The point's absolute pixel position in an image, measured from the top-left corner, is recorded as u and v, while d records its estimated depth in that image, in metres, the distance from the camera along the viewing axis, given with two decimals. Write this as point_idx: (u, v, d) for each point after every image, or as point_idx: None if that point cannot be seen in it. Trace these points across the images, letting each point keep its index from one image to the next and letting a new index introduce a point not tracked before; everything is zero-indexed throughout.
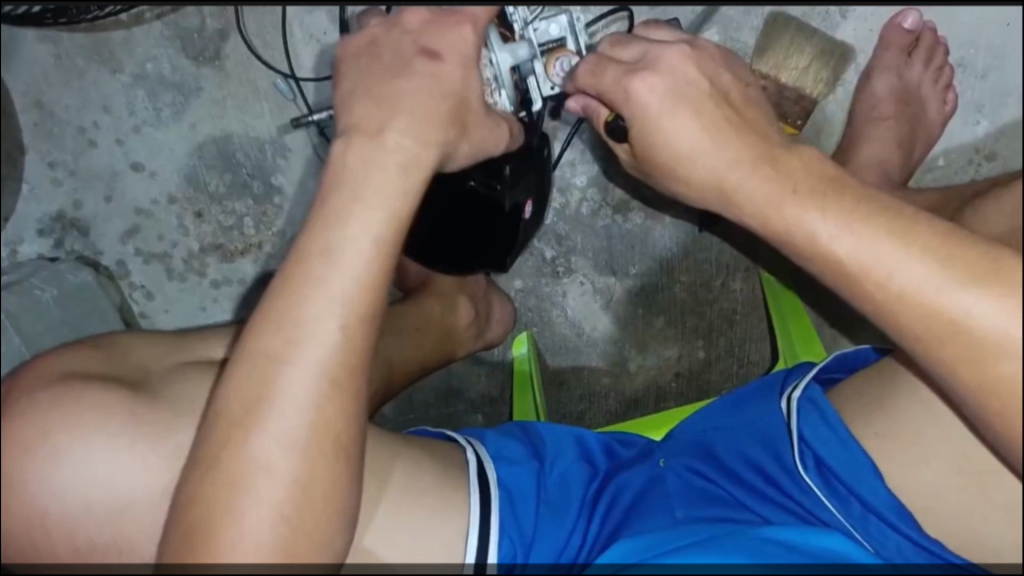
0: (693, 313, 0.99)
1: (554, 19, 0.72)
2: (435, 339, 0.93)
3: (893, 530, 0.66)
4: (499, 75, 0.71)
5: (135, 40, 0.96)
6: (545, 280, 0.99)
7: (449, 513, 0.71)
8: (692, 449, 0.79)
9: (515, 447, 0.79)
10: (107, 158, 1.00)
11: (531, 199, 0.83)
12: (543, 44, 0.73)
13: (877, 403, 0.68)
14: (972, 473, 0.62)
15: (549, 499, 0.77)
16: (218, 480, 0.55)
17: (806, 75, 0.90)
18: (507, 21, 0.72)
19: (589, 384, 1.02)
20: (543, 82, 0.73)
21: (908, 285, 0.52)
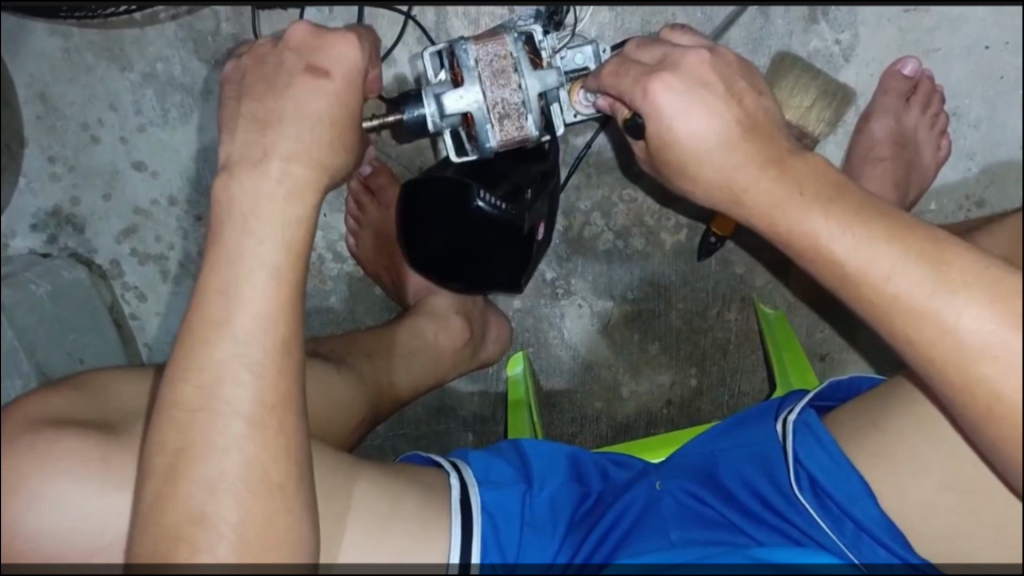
0: (688, 341, 1.00)
1: (579, 50, 0.78)
2: (427, 363, 0.92)
3: (882, 547, 0.68)
4: (527, 100, 0.73)
5: (148, 40, 0.95)
6: (543, 301, 1.00)
7: (431, 539, 0.72)
8: (685, 472, 0.79)
9: (503, 470, 0.79)
10: (109, 156, 0.99)
11: (542, 221, 0.88)
12: (568, 73, 0.78)
13: (871, 424, 0.70)
14: (963, 491, 0.65)
15: (536, 520, 0.76)
16: (233, 477, 0.54)
17: (808, 114, 0.93)
18: (536, 50, 0.77)
19: (581, 407, 1.02)
20: (566, 109, 0.78)
21: (904, 290, 0.56)
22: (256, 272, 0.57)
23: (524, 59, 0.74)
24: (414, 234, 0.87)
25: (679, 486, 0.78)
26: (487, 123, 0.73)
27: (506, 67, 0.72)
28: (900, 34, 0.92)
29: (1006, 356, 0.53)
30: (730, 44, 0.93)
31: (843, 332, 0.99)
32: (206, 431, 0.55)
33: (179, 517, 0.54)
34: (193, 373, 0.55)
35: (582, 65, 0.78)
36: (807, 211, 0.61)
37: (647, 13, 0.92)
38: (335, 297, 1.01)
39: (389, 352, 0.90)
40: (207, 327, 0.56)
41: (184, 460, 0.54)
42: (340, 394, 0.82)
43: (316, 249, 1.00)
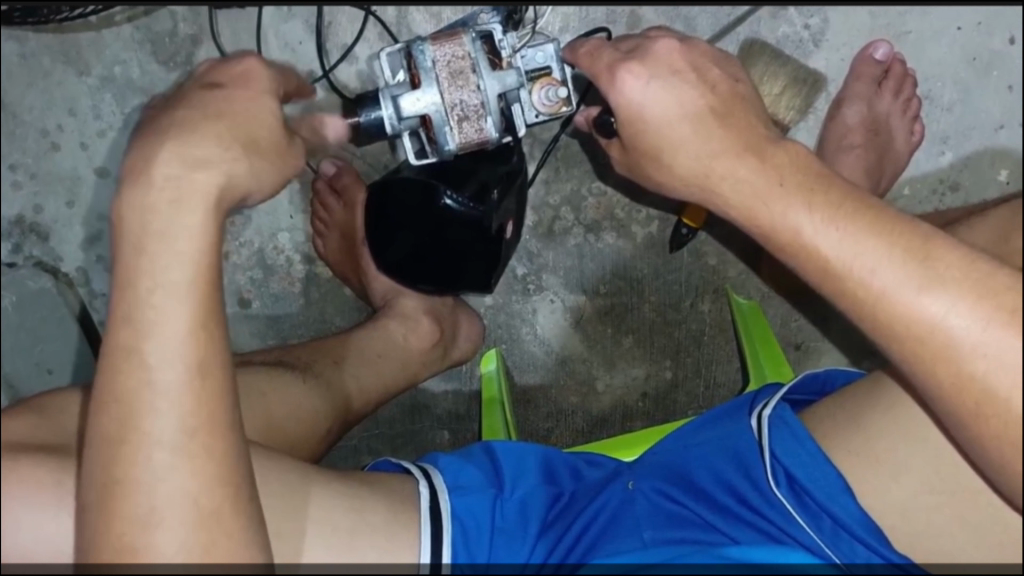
0: (662, 333, 0.99)
1: (540, 49, 0.75)
2: (396, 366, 0.91)
3: (859, 543, 0.66)
4: (486, 101, 0.71)
5: (104, 43, 0.94)
6: (515, 296, 0.99)
7: (401, 548, 0.70)
8: (660, 471, 0.75)
9: (471, 473, 0.76)
10: (71, 161, 0.97)
11: (510, 219, 0.85)
12: (530, 72, 0.75)
13: (850, 422, 0.67)
14: (945, 493, 0.62)
15: (505, 525, 0.74)
16: (179, 502, 0.54)
17: (779, 101, 0.91)
18: (496, 49, 0.74)
19: (557, 402, 1.02)
20: (527, 109, 0.75)
21: (888, 289, 0.54)
22: (199, 289, 0.55)
23: (483, 59, 0.71)
24: (379, 234, 0.86)
25: (652, 486, 0.74)
26: (445, 125, 0.70)
27: (464, 68, 0.70)
28: (872, 17, 0.90)
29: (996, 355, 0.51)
30: (694, 31, 0.90)
31: (818, 321, 0.98)
32: (152, 451, 0.54)
33: (129, 542, 0.53)
34: (135, 391, 0.54)
35: (543, 64, 0.75)
36: (789, 205, 0.59)
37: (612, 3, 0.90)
38: (305, 298, 1.00)
39: (356, 359, 0.89)
40: (138, 352, 0.54)
41: (132, 484, 0.54)
42: (306, 406, 0.81)
43: (285, 250, 0.99)
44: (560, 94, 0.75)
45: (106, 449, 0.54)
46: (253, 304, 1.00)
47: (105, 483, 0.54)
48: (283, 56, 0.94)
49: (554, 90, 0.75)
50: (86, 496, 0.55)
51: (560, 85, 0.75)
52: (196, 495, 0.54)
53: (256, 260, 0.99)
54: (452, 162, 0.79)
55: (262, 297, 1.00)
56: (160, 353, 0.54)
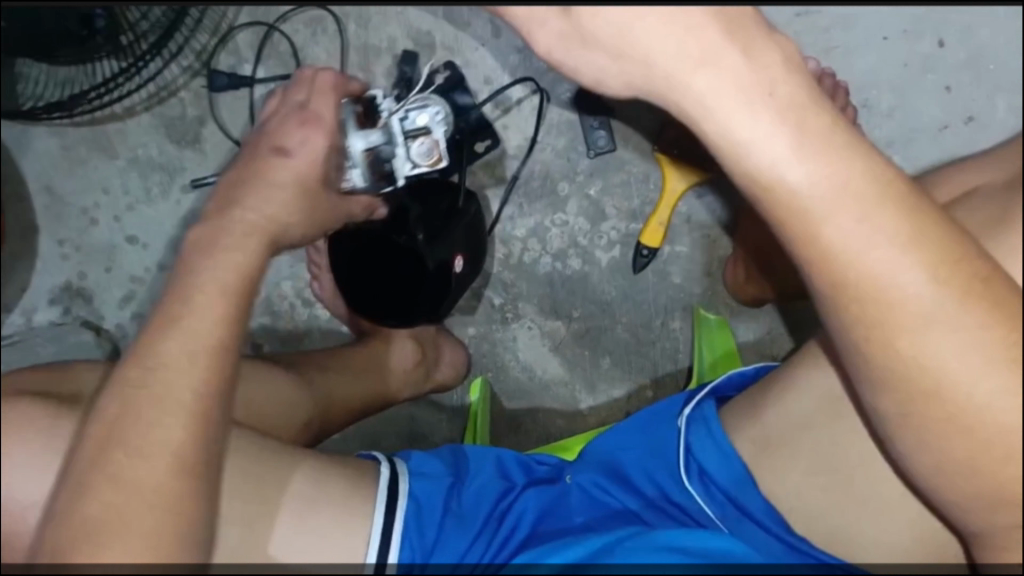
0: (637, 352, 1.04)
1: (421, 111, 0.84)
2: (378, 378, 0.97)
3: (759, 528, 0.71)
4: (353, 156, 0.78)
5: (129, 130, 1.09)
6: (495, 325, 1.06)
7: (353, 521, 0.74)
8: (601, 467, 0.81)
9: (435, 463, 0.81)
10: (106, 233, 1.11)
11: (459, 253, 0.93)
12: (408, 132, 0.83)
13: (755, 412, 0.73)
14: (829, 473, 0.67)
15: (460, 508, 0.78)
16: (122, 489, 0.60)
17: None
18: (369, 108, 0.80)
19: (545, 426, 1.06)
20: (404, 162, 0.83)
21: (847, 242, 0.49)
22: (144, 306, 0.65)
23: (353, 119, 0.78)
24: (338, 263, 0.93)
25: (587, 479, 0.80)
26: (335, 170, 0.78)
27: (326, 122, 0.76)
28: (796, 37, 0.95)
29: (948, 336, 0.49)
30: None
31: (790, 332, 1.01)
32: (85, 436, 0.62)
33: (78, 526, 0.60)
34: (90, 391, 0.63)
35: (422, 123, 0.84)
36: (744, 104, 0.51)
37: None
38: (309, 339, 1.10)
39: (340, 366, 0.95)
40: None
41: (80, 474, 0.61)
42: (287, 395, 0.86)
43: (287, 298, 1.10)
44: (434, 151, 0.84)
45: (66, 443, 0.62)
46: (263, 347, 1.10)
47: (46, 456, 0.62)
48: None
49: (429, 147, 0.84)
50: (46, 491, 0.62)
51: (435, 143, 0.84)
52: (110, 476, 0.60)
53: (264, 311, 1.10)
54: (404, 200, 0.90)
55: (272, 343, 1.10)
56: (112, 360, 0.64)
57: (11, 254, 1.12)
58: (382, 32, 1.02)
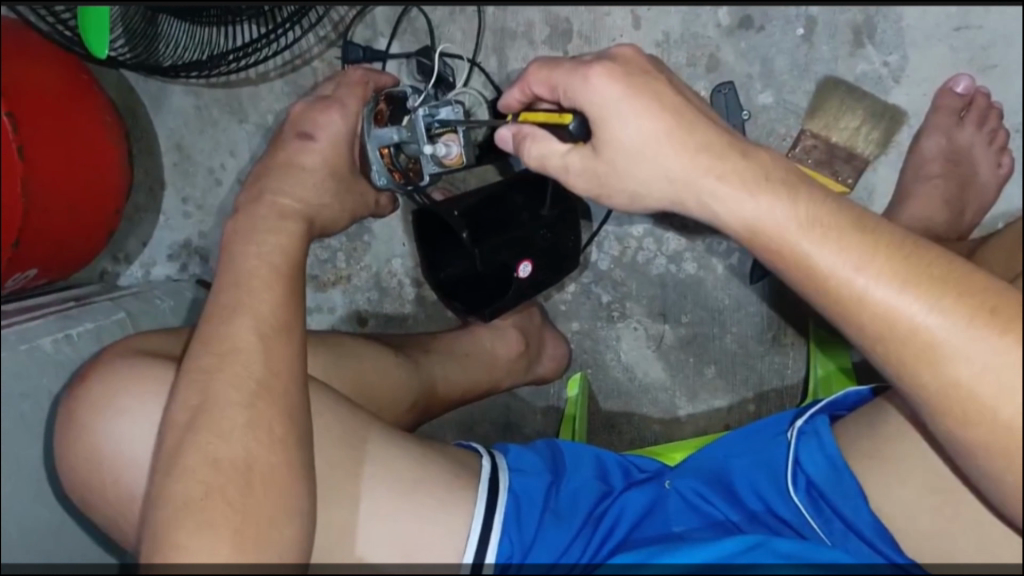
0: (743, 365, 1.01)
1: (440, 108, 0.77)
2: (481, 368, 0.96)
3: (870, 548, 0.68)
4: (371, 152, 0.79)
5: (260, 95, 1.12)
6: (600, 323, 1.04)
7: (456, 507, 0.74)
8: (700, 474, 0.79)
9: (532, 459, 0.80)
10: (229, 195, 1.15)
11: (528, 259, 0.88)
12: (432, 130, 0.77)
13: (866, 425, 0.69)
14: (938, 494, 0.64)
15: (557, 507, 0.78)
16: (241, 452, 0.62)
17: (857, 135, 0.94)
18: (402, 105, 0.79)
19: (639, 429, 1.05)
20: (428, 160, 0.78)
21: (873, 292, 0.52)
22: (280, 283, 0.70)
23: (371, 115, 0.78)
24: (425, 253, 0.92)
25: (687, 485, 0.78)
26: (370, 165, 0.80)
27: (386, 117, 0.79)
28: (953, 52, 0.91)
29: (983, 361, 0.49)
30: (774, 74, 0.95)
31: None
32: (225, 411, 0.63)
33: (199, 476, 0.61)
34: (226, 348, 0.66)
35: (449, 118, 0.77)
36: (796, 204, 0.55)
37: (692, 48, 0.97)
38: (413, 317, 1.12)
39: (445, 351, 0.95)
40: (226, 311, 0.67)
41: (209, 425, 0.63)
42: (398, 374, 0.87)
43: (397, 275, 1.11)
44: (451, 150, 0.77)
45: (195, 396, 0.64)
46: (368, 320, 1.12)
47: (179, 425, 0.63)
48: None
49: (448, 145, 0.77)
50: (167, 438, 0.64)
51: (460, 143, 0.77)
52: (256, 452, 0.62)
53: (371, 283, 1.12)
54: (497, 192, 0.85)
55: (376, 317, 1.12)
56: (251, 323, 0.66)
57: (139, 207, 1.17)
58: (519, 16, 1.02)
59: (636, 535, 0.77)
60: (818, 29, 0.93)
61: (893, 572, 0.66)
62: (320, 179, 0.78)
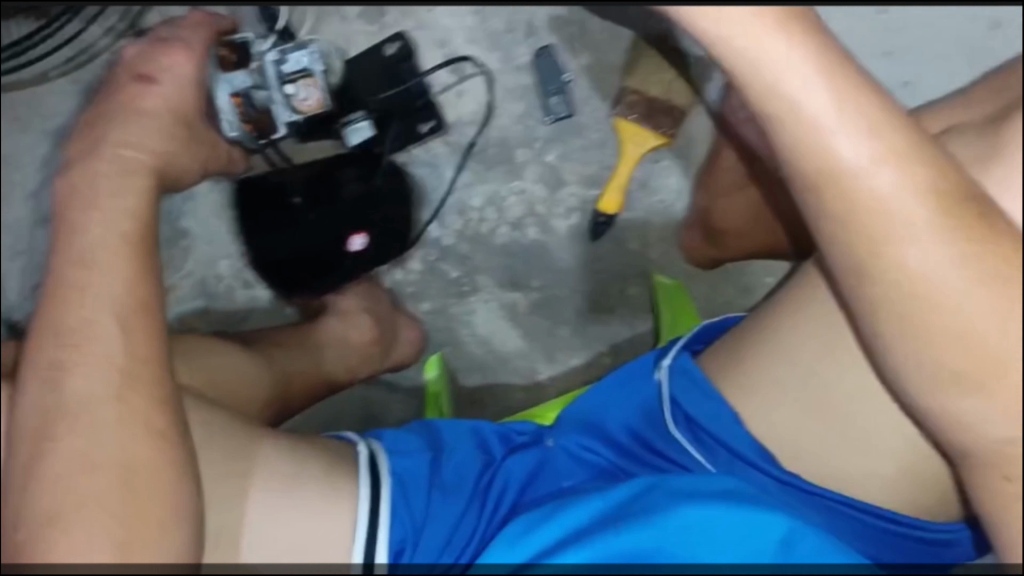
0: (597, 320, 1.02)
1: (294, 56, 0.82)
2: (334, 357, 0.91)
3: (756, 469, 0.68)
4: (219, 103, 0.79)
5: (41, 99, 1.00)
6: (452, 299, 1.02)
7: (338, 501, 0.68)
8: (579, 427, 0.76)
9: (410, 439, 0.74)
10: (15, 215, 1.01)
11: (361, 232, 0.96)
12: (286, 75, 0.82)
13: (736, 357, 0.69)
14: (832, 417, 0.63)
15: (443, 483, 0.72)
16: (98, 467, 0.57)
17: (672, 88, 0.96)
18: (244, 53, 0.82)
19: (504, 401, 1.02)
20: (284, 109, 0.82)
21: (823, 131, 0.49)
22: (132, 281, 0.62)
23: (217, 63, 0.79)
24: (261, 229, 0.99)
25: (572, 442, 0.75)
26: (222, 118, 0.79)
27: (232, 62, 0.81)
28: None
29: (913, 234, 0.48)
30: (589, 33, 0.97)
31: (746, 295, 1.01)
32: (87, 420, 0.58)
33: (54, 500, 0.57)
34: (75, 357, 0.59)
35: (302, 66, 0.82)
36: None
37: (509, 16, 0.98)
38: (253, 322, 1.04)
39: (294, 343, 0.89)
40: (74, 299, 0.61)
41: (58, 442, 0.58)
42: (248, 372, 0.80)
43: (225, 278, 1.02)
44: (312, 96, 0.83)
45: (41, 417, 0.59)
46: (197, 331, 1.01)
47: (37, 418, 0.59)
48: None
49: (308, 91, 0.83)
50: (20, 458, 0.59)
51: (319, 88, 0.83)
52: (118, 466, 0.58)
53: (197, 292, 1.02)
54: (323, 170, 0.96)
55: (206, 327, 1.01)
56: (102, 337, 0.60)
57: None
58: None
59: (530, 497, 0.73)
60: None
61: (790, 492, 0.67)
62: (171, 127, 0.73)
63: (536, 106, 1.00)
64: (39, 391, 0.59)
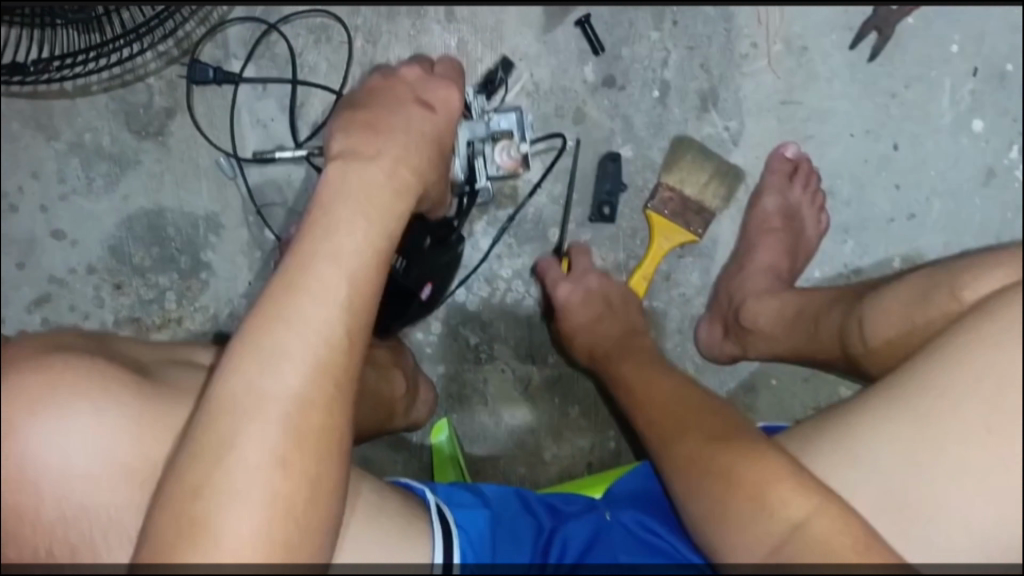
0: (607, 403, 1.03)
1: (504, 118, 0.96)
2: (377, 406, 0.90)
3: None
4: (456, 145, 0.92)
5: (77, 111, 0.98)
6: (467, 365, 1.03)
7: (411, 543, 0.71)
8: (639, 503, 0.80)
9: (467, 495, 0.79)
10: (27, 224, 0.99)
11: (432, 283, 0.95)
12: (497, 135, 0.96)
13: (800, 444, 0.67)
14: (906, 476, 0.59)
15: (503, 541, 0.77)
16: (268, 469, 0.55)
17: (705, 190, 1.03)
18: (469, 108, 0.95)
19: (505, 474, 1.03)
20: (490, 164, 0.97)
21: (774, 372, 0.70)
22: (354, 306, 0.62)
23: (465, 120, 0.94)
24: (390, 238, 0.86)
25: (630, 516, 0.78)
26: (456, 156, 0.92)
27: (474, 117, 0.95)
28: (779, 123, 1.05)
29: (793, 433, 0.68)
30: (633, 129, 1.03)
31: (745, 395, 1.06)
32: (266, 422, 0.56)
33: (210, 494, 0.54)
34: (277, 356, 0.58)
35: (507, 128, 0.96)
36: None
37: (560, 101, 1.02)
38: None
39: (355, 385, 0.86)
40: (291, 293, 0.60)
41: (233, 435, 0.55)
42: None
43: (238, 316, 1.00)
44: (514, 154, 0.97)
45: (221, 407, 0.56)
46: None
47: (241, 404, 0.56)
48: (254, 131, 0.99)
49: (510, 151, 0.97)
50: (191, 441, 0.56)
51: (515, 151, 0.97)
52: (283, 479, 0.55)
53: (208, 327, 0.99)
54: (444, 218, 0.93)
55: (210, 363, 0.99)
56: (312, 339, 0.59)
57: None
58: (390, 52, 1.01)
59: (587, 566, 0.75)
60: (670, 93, 1.03)
61: None
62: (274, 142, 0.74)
63: (586, 202, 1.03)
64: (237, 379, 0.57)
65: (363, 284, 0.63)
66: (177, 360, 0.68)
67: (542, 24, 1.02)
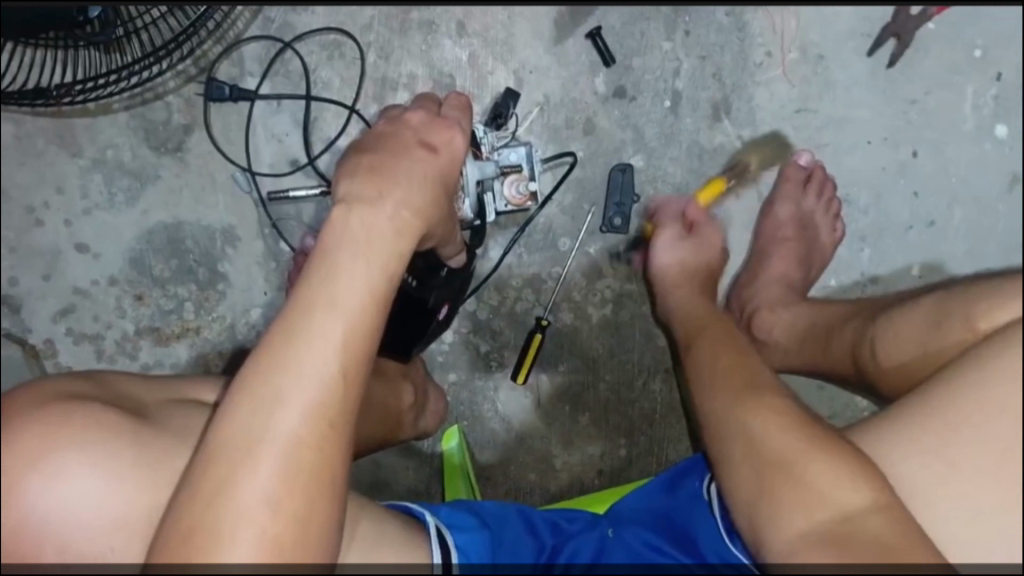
0: (617, 412, 1.04)
1: (513, 152, 0.97)
2: (383, 420, 0.91)
3: None
4: (466, 185, 0.89)
5: (99, 127, 1.01)
6: (478, 373, 1.05)
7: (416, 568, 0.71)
8: (636, 525, 0.79)
9: (465, 516, 0.78)
10: (51, 238, 1.02)
11: (445, 304, 0.98)
12: (507, 168, 0.97)
13: None
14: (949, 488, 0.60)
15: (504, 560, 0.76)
16: (261, 511, 0.56)
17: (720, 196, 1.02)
18: (478, 144, 0.94)
19: (515, 480, 1.04)
20: (499, 198, 0.97)
21: None
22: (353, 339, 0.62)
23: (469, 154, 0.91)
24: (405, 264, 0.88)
25: (631, 538, 0.77)
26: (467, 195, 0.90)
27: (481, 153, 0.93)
28: (793, 131, 1.03)
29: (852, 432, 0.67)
30: (644, 139, 1.02)
31: None
32: (257, 466, 0.57)
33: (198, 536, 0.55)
34: (270, 395, 0.59)
35: (516, 162, 0.97)
36: None
37: (571, 111, 1.01)
38: None
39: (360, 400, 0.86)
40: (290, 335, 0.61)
41: (228, 471, 0.57)
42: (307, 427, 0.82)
43: (255, 326, 1.03)
44: (524, 187, 0.98)
45: (217, 449, 0.58)
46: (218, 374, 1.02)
47: (238, 448, 0.57)
48: (269, 146, 1.01)
49: (520, 183, 0.97)
50: (189, 481, 0.58)
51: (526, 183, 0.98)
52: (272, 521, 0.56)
53: (225, 336, 1.03)
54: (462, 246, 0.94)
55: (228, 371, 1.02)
56: (309, 376, 0.60)
57: None
58: (402, 67, 1.01)
59: None
60: (681, 103, 1.02)
61: None
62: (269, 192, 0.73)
63: (599, 213, 1.03)
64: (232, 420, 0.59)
65: (363, 319, 0.63)
66: (181, 399, 0.72)
67: (553, 37, 1.01)
